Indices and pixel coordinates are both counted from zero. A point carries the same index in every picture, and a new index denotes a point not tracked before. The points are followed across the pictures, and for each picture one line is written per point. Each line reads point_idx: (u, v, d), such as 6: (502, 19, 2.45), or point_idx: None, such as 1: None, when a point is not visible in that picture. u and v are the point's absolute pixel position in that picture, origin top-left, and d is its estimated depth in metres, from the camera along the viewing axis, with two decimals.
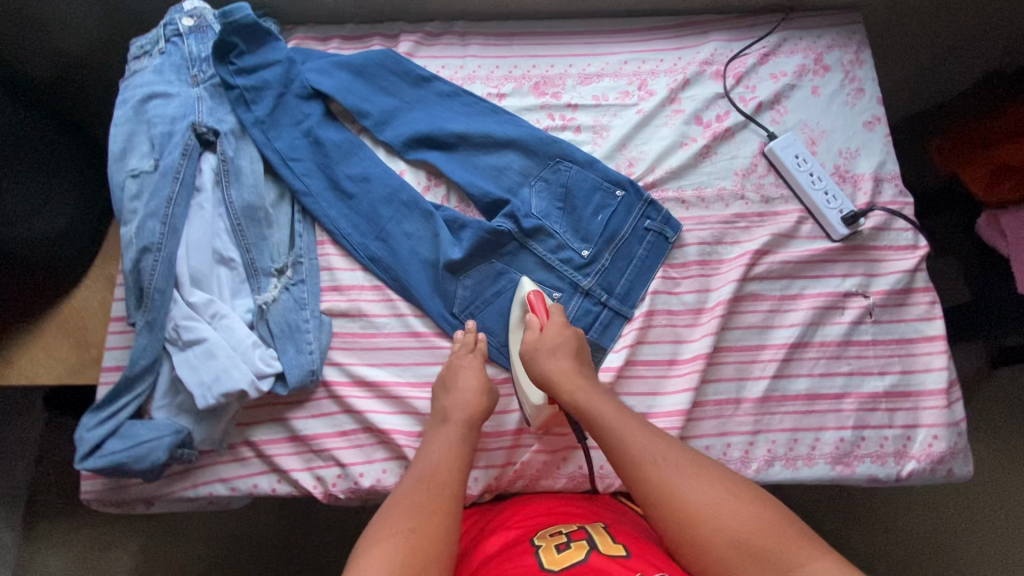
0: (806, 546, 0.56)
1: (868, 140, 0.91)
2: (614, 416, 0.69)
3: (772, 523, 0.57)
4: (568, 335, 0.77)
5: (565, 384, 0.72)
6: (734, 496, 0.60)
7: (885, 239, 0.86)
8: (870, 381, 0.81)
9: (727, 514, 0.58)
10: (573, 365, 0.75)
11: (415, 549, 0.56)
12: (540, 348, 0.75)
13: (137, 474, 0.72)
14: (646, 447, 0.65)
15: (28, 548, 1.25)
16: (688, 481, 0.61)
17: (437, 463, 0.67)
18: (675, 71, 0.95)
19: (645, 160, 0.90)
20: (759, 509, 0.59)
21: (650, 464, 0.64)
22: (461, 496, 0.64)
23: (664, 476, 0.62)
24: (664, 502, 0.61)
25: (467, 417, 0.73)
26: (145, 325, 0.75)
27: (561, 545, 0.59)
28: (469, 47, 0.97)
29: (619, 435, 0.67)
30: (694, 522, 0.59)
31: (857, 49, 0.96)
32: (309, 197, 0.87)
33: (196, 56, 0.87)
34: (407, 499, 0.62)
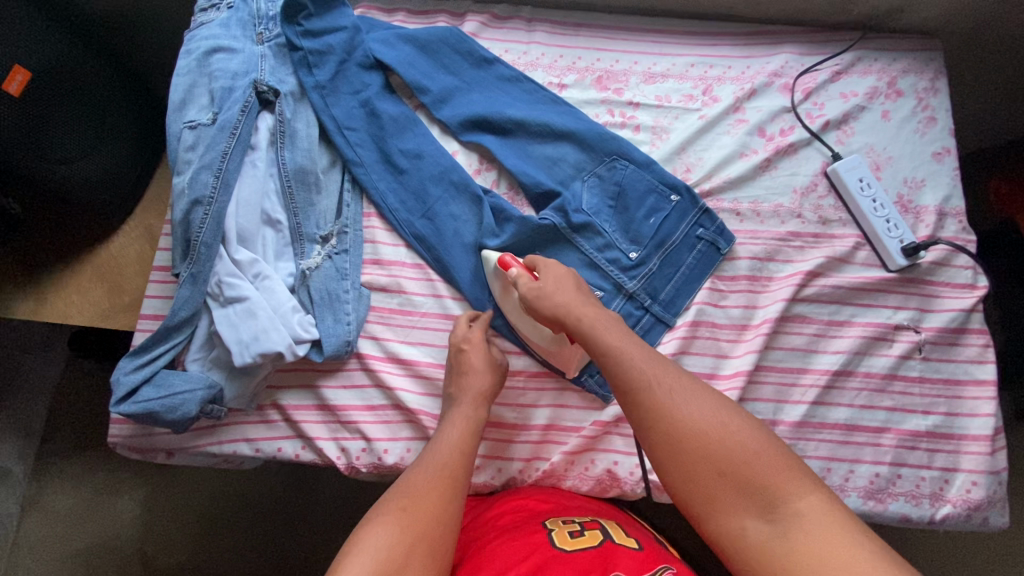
0: (801, 480, 0.53)
1: (935, 171, 0.88)
2: (614, 337, 0.65)
3: (771, 455, 0.55)
4: (564, 273, 0.74)
5: (570, 310, 0.69)
6: (733, 422, 0.58)
7: (944, 275, 0.83)
8: (912, 418, 0.79)
9: (723, 442, 0.56)
10: (575, 289, 0.72)
11: (407, 526, 0.58)
12: (541, 293, 0.71)
13: (167, 424, 0.72)
14: (645, 371, 0.62)
15: (38, 482, 1.27)
16: (686, 408, 0.59)
17: (443, 447, 0.69)
18: (742, 79, 0.92)
19: (703, 167, 0.88)
20: (758, 439, 0.56)
21: (646, 386, 0.61)
22: (463, 479, 0.66)
23: (660, 403, 0.59)
24: (655, 424, 0.59)
25: (476, 396, 0.74)
26: (189, 277, 0.75)
27: (575, 532, 0.65)
28: (535, 33, 0.95)
29: (623, 357, 0.63)
30: (683, 445, 0.57)
31: (933, 77, 0.92)
32: (360, 168, 0.86)
33: (264, 14, 0.87)
34: (409, 481, 0.64)
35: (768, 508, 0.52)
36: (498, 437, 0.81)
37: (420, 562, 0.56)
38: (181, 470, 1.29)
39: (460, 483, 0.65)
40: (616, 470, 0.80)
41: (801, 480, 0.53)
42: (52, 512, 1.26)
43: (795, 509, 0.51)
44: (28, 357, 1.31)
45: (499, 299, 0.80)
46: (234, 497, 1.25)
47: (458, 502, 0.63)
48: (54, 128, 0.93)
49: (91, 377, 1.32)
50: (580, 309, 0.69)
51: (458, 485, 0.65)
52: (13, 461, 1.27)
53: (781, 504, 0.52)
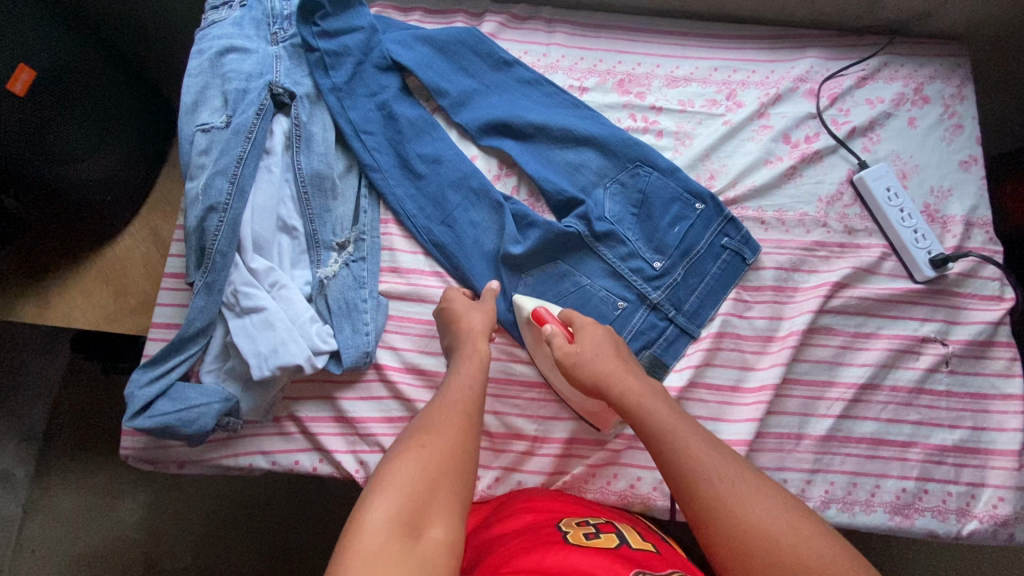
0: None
1: (962, 180, 0.87)
2: (666, 419, 0.64)
3: (840, 560, 0.52)
4: (602, 335, 0.74)
5: (617, 385, 0.68)
6: (796, 520, 0.55)
7: (971, 287, 0.82)
8: (939, 432, 0.78)
9: (786, 540, 0.53)
10: (624, 365, 0.71)
11: (427, 462, 0.57)
12: (579, 358, 0.71)
13: (183, 437, 0.70)
14: (701, 458, 0.60)
15: (39, 486, 1.22)
16: (745, 500, 0.56)
17: (453, 388, 0.67)
18: (766, 84, 0.91)
19: (727, 174, 0.86)
20: (824, 540, 0.53)
21: (703, 474, 0.59)
22: (477, 415, 0.64)
23: (717, 492, 0.57)
24: (711, 515, 0.56)
25: (472, 333, 0.73)
26: (204, 287, 0.73)
27: (590, 534, 0.63)
28: (555, 35, 0.93)
29: (679, 441, 0.62)
30: (743, 542, 0.54)
31: (960, 83, 0.90)
32: (377, 174, 0.84)
33: (279, 14, 0.85)
34: (422, 423, 0.62)
35: None
36: (519, 450, 0.79)
37: (444, 497, 0.55)
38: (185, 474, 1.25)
39: (475, 419, 0.64)
40: (638, 484, 0.78)
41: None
42: (54, 516, 1.21)
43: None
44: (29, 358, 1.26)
45: (532, 350, 0.79)
46: (243, 497, 1.22)
47: (474, 437, 0.62)
48: (59, 126, 0.90)
49: (97, 379, 1.28)
50: (629, 389, 0.68)
51: (473, 421, 0.63)
52: (13, 463, 1.22)
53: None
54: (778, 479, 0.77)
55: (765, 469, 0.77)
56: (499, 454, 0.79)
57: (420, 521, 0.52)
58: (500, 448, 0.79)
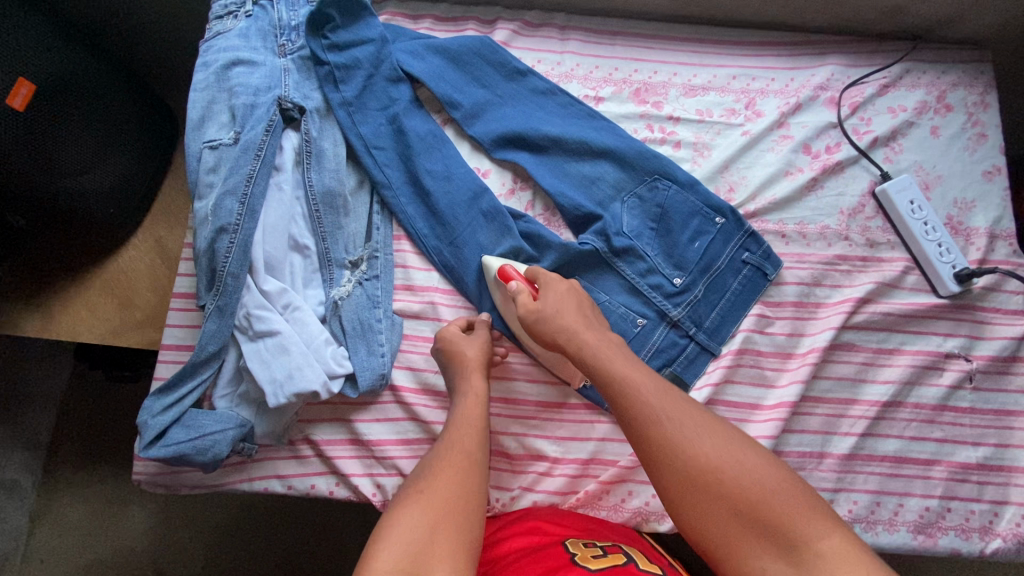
0: (819, 517, 0.50)
1: (985, 191, 0.85)
2: (619, 367, 0.63)
3: (787, 490, 0.52)
4: (566, 291, 0.72)
5: (575, 340, 0.67)
6: (744, 453, 0.55)
7: (995, 300, 0.81)
8: (963, 450, 0.77)
9: (734, 475, 0.53)
10: (583, 319, 0.69)
11: (430, 505, 0.56)
12: (540, 316, 0.69)
13: (198, 465, 0.69)
14: (651, 401, 0.59)
15: (46, 496, 1.16)
16: (694, 436, 0.56)
17: (454, 428, 0.66)
18: (786, 93, 0.88)
19: (747, 186, 0.85)
20: (773, 473, 0.53)
21: (653, 419, 0.58)
22: (480, 456, 0.63)
23: (668, 436, 0.57)
24: (662, 458, 0.56)
25: (473, 364, 0.72)
26: (216, 310, 0.71)
27: (597, 553, 0.61)
28: (569, 42, 0.91)
29: (633, 389, 0.61)
30: (693, 482, 0.54)
31: (983, 91, 0.88)
32: (389, 190, 0.81)
33: (286, 23, 0.82)
34: (422, 471, 0.62)
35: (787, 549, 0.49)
36: (537, 471, 0.78)
37: (450, 539, 0.53)
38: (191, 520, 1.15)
39: (479, 456, 0.63)
40: (656, 504, 0.77)
41: (823, 521, 0.50)
42: (62, 525, 1.15)
43: (816, 552, 0.48)
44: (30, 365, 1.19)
45: (500, 309, 0.78)
46: (261, 509, 1.14)
47: (479, 478, 0.61)
48: (60, 139, 0.86)
49: (101, 386, 1.21)
50: (585, 341, 0.67)
51: (477, 462, 0.62)
52: (19, 473, 1.15)
53: (800, 546, 0.49)
54: None
55: None
56: (517, 475, 0.78)
57: (423, 562, 0.50)
58: (518, 469, 0.78)
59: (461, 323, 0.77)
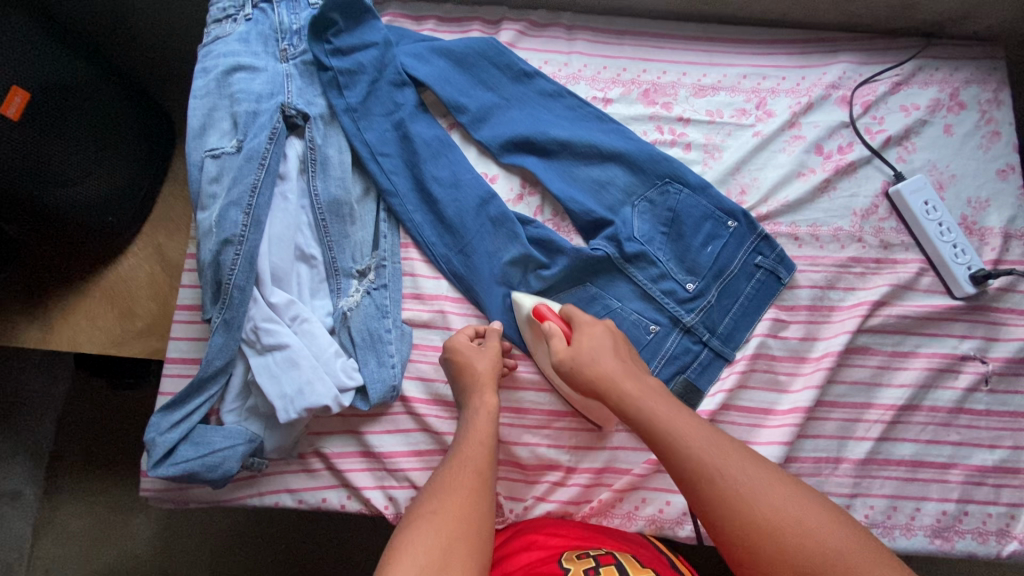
0: (880, 568, 0.50)
1: (999, 190, 0.84)
2: (666, 417, 0.61)
3: (846, 540, 0.51)
4: (602, 334, 0.69)
5: (616, 388, 0.65)
6: (801, 503, 0.55)
7: (1010, 301, 0.80)
8: (979, 453, 0.76)
9: (793, 529, 0.52)
10: (622, 364, 0.67)
11: (440, 526, 0.55)
12: (574, 360, 0.67)
13: (207, 482, 0.68)
14: (704, 454, 0.58)
15: (50, 505, 1.15)
16: (750, 490, 0.55)
17: (463, 445, 0.66)
18: (798, 92, 0.87)
19: (759, 188, 0.83)
20: (831, 524, 0.53)
21: (708, 473, 0.57)
22: (489, 474, 0.63)
23: (722, 490, 0.55)
24: (718, 512, 0.55)
25: (480, 377, 0.71)
26: (222, 324, 0.70)
27: (590, 570, 0.59)
28: (576, 42, 0.89)
29: (681, 442, 0.59)
30: (751, 536, 0.53)
31: (996, 88, 0.87)
32: (395, 197, 0.80)
33: (287, 27, 0.80)
34: (431, 489, 0.61)
35: None
36: (550, 480, 0.77)
37: (461, 561, 0.53)
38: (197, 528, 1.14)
39: (487, 476, 0.63)
40: (669, 511, 0.77)
41: (877, 565, 0.50)
42: (67, 534, 1.14)
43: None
44: (29, 373, 1.17)
45: (532, 346, 0.77)
46: (268, 514, 1.13)
47: (488, 497, 0.61)
48: (54, 147, 0.84)
49: (103, 394, 1.19)
50: (625, 386, 0.65)
51: (486, 480, 0.62)
52: (22, 483, 1.14)
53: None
54: None
55: None
56: (531, 484, 0.77)
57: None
58: (532, 478, 0.77)
59: (473, 329, 0.76)
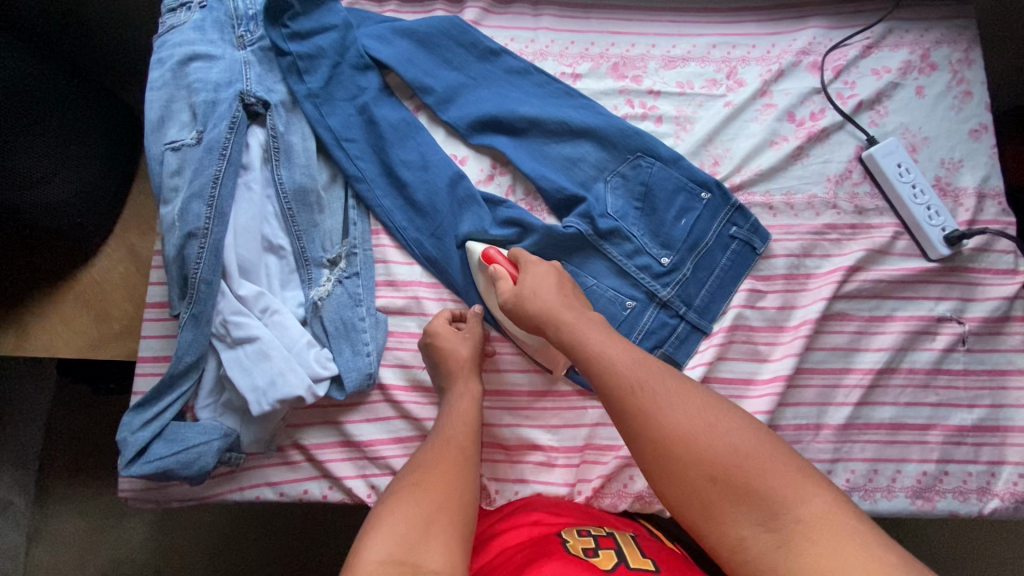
0: (803, 481, 0.49)
1: (973, 150, 0.83)
2: (596, 341, 0.62)
3: (767, 455, 0.50)
4: (546, 272, 0.71)
5: (553, 319, 0.66)
6: (723, 419, 0.54)
7: (985, 261, 0.80)
8: (958, 413, 0.77)
9: (710, 442, 0.52)
10: (561, 299, 0.68)
11: (420, 501, 0.55)
12: (519, 295, 0.69)
13: (184, 479, 0.67)
14: (629, 373, 0.58)
15: (41, 513, 1.14)
16: (672, 406, 0.55)
17: (447, 427, 0.65)
18: (768, 60, 0.86)
19: (732, 158, 0.83)
20: (755, 441, 0.52)
21: (632, 391, 0.57)
22: (472, 453, 0.62)
23: (644, 405, 0.55)
24: (641, 428, 0.55)
25: (461, 366, 0.70)
26: (191, 319, 0.69)
27: (590, 550, 0.59)
28: (542, 18, 0.87)
29: (611, 365, 0.59)
30: (669, 450, 0.53)
31: (967, 47, 0.86)
32: (363, 183, 0.78)
33: (243, 13, 0.78)
34: (413, 466, 0.60)
35: (768, 515, 0.47)
36: (534, 461, 0.77)
37: (442, 533, 0.52)
38: (186, 524, 1.13)
39: (471, 454, 0.62)
40: None
41: (798, 478, 0.49)
42: (59, 541, 1.13)
43: (796, 515, 0.47)
44: (13, 382, 1.15)
45: (484, 295, 0.77)
46: (254, 508, 1.13)
47: (472, 475, 0.60)
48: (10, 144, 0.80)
49: (88, 401, 1.17)
50: (562, 316, 0.66)
51: (470, 459, 0.61)
52: (13, 491, 1.13)
53: (781, 509, 0.47)
54: None
55: None
56: (515, 466, 0.77)
57: (417, 557, 0.49)
58: (516, 460, 0.77)
59: (446, 314, 0.75)
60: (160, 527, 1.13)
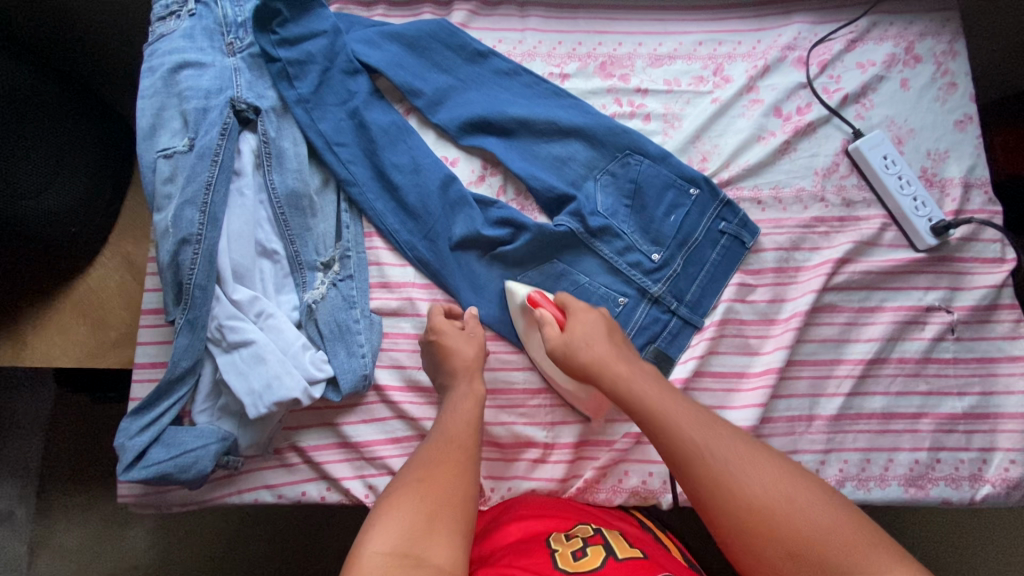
0: (880, 552, 0.50)
1: (958, 141, 0.84)
2: (661, 403, 0.62)
3: (844, 527, 0.51)
4: (595, 319, 0.71)
5: (609, 372, 0.66)
6: (797, 488, 0.55)
7: (972, 250, 0.81)
8: (948, 401, 0.78)
9: (789, 515, 0.53)
10: (614, 350, 0.68)
11: (425, 494, 0.56)
12: (568, 345, 0.68)
13: (182, 483, 0.68)
14: (697, 440, 0.58)
15: (43, 523, 1.14)
16: (744, 475, 0.55)
17: (454, 421, 0.66)
18: (753, 56, 0.87)
19: (720, 154, 0.83)
20: (831, 511, 0.53)
21: (704, 461, 0.57)
22: (475, 448, 0.63)
23: (716, 476, 0.56)
24: (715, 497, 0.55)
25: (465, 365, 0.70)
26: (187, 325, 0.69)
27: (578, 551, 0.60)
28: (529, 19, 0.88)
29: (677, 428, 0.59)
30: (747, 524, 0.54)
31: (950, 39, 0.87)
32: (355, 187, 0.79)
33: (231, 20, 0.79)
34: (420, 458, 0.61)
35: None
36: (530, 458, 0.78)
37: (446, 527, 0.54)
38: (186, 530, 1.13)
39: (473, 450, 0.62)
40: (650, 481, 0.77)
41: (873, 549, 0.50)
42: (62, 551, 1.13)
43: None
44: (11, 393, 1.15)
45: (525, 337, 0.77)
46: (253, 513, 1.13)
47: (473, 470, 0.60)
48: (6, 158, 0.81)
49: (88, 411, 1.18)
50: (617, 369, 0.66)
51: (472, 456, 0.62)
52: (15, 502, 1.13)
53: None
54: None
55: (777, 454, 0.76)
56: (511, 463, 0.78)
57: (420, 549, 0.51)
58: (513, 457, 0.78)
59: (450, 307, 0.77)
60: (161, 533, 1.13)
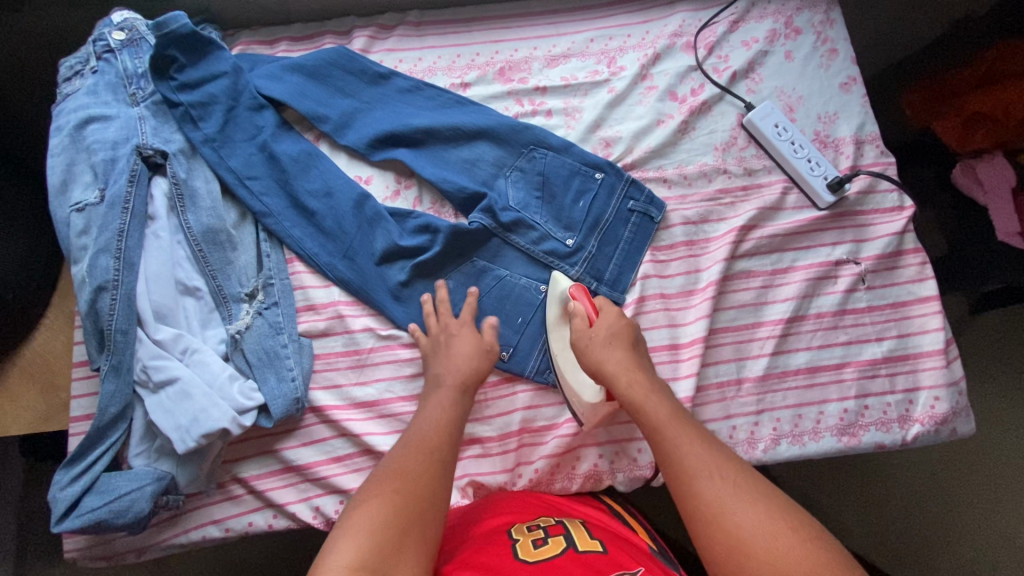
0: None
1: (846, 102, 0.88)
2: (670, 419, 0.63)
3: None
4: (625, 327, 0.72)
5: (622, 378, 0.67)
6: (789, 525, 0.52)
7: (872, 202, 0.84)
8: (868, 348, 0.80)
9: (784, 549, 0.50)
10: (631, 360, 0.69)
11: (400, 507, 0.55)
12: (592, 342, 0.71)
13: (120, 529, 0.68)
14: (701, 457, 0.58)
15: None
16: (737, 499, 0.54)
17: (428, 428, 0.64)
18: (644, 46, 0.91)
19: (622, 139, 0.87)
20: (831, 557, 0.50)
21: (703, 478, 0.57)
22: (449, 459, 0.62)
23: (715, 492, 0.55)
24: (706, 517, 0.54)
25: (456, 378, 0.70)
26: (111, 370, 0.70)
27: (539, 541, 0.60)
28: (427, 37, 0.92)
29: (681, 446, 0.60)
30: (741, 550, 0.51)
31: (826, 9, 0.92)
32: (271, 217, 0.81)
33: (132, 72, 0.81)
34: (394, 464, 0.59)
35: None
36: (474, 455, 0.78)
37: (412, 544, 0.53)
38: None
39: (447, 463, 0.61)
40: (599, 463, 0.78)
41: None
42: None
43: None
44: None
45: (552, 326, 0.78)
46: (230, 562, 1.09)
47: (444, 485, 0.59)
48: None
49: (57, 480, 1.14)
50: (632, 383, 0.67)
51: (443, 468, 0.60)
52: None
53: None
54: (727, 428, 0.78)
55: (713, 421, 0.78)
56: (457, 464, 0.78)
57: (387, 566, 0.50)
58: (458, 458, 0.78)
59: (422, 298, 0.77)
60: None
